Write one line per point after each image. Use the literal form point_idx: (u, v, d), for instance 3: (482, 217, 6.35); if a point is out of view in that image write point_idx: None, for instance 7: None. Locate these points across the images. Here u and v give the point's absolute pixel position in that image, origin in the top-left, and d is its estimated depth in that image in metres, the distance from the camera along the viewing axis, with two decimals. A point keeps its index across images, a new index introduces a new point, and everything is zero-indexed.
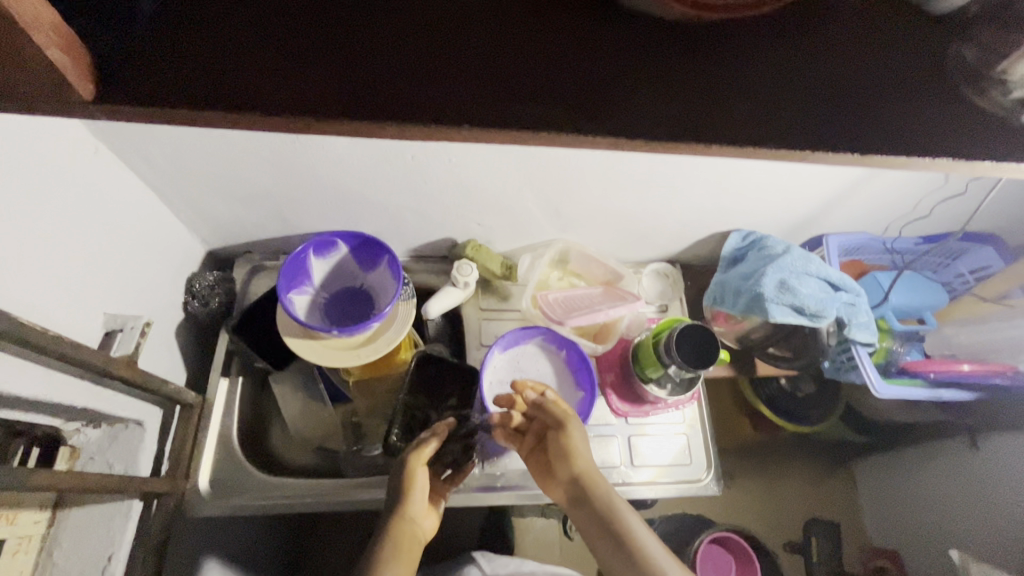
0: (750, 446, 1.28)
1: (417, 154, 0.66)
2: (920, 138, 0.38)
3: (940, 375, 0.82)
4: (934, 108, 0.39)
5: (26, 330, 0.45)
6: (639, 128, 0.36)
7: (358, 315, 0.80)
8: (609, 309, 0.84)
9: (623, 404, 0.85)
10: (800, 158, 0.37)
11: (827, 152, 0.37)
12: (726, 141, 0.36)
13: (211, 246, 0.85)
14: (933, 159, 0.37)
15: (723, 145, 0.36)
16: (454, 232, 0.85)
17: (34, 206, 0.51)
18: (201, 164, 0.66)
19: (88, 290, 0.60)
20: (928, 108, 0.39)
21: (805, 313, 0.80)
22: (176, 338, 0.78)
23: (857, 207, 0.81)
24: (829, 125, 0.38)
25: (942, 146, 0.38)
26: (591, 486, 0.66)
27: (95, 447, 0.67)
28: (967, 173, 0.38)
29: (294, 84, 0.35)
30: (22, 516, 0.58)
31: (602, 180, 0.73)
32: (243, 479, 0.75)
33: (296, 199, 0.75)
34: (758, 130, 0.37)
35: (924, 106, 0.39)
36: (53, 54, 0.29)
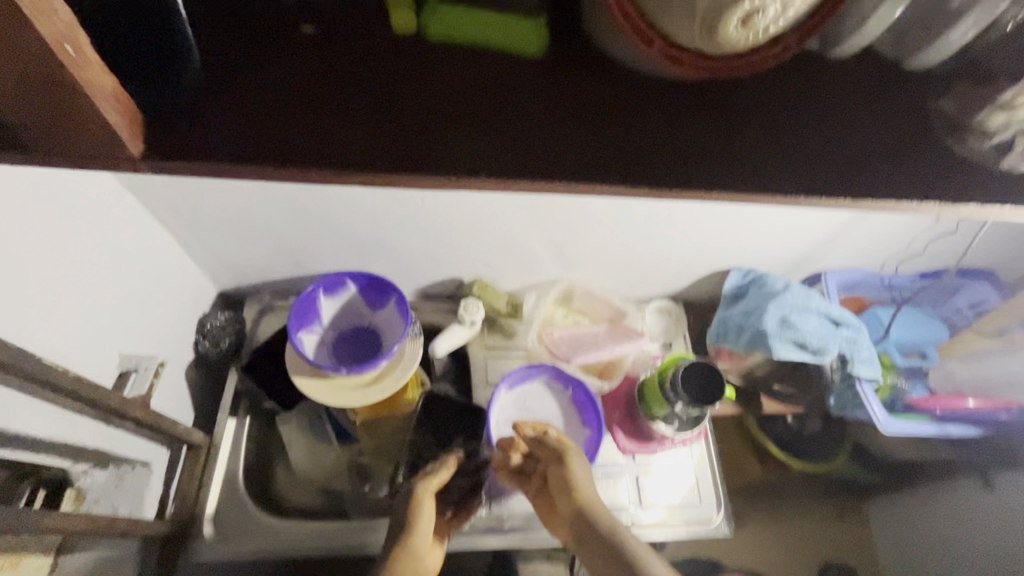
0: (760, 486, 1.25)
1: (428, 197, 0.69)
2: (911, 183, 0.40)
3: (948, 410, 0.83)
4: (922, 156, 0.42)
5: (49, 371, 0.46)
6: (646, 176, 0.39)
7: (362, 354, 0.80)
8: (614, 346, 0.88)
9: (630, 443, 0.84)
10: (798, 204, 0.40)
11: (824, 198, 0.39)
12: (727, 188, 0.39)
13: (224, 287, 0.87)
14: (924, 204, 0.40)
15: (725, 192, 0.39)
16: (461, 272, 0.88)
17: (61, 250, 0.54)
18: (221, 208, 0.69)
19: (105, 332, 0.61)
20: (916, 156, 0.42)
21: (808, 350, 0.81)
22: (185, 378, 0.78)
23: (853, 245, 0.83)
24: (824, 172, 0.40)
25: (932, 191, 0.40)
26: (593, 514, 0.66)
27: (102, 489, 0.64)
28: (958, 216, 0.40)
29: (322, 139, 0.38)
30: (25, 561, 0.55)
31: (605, 221, 0.75)
32: (247, 522, 0.74)
33: (308, 241, 0.77)
34: (755, 179, 0.39)
35: (912, 154, 0.42)
36: (108, 115, 0.32)
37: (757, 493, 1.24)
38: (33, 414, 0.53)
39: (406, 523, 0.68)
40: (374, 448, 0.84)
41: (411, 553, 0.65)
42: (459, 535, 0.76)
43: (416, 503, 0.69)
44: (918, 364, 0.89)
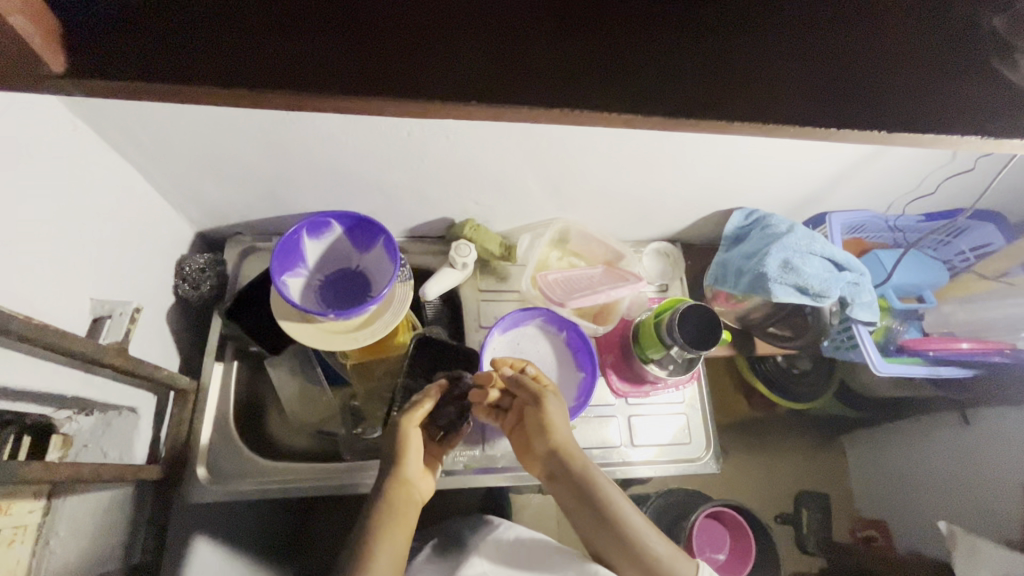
0: (746, 422, 1.29)
1: (414, 130, 0.64)
2: (948, 114, 0.37)
3: (940, 353, 0.82)
4: (963, 83, 0.37)
5: (10, 320, 0.43)
6: (655, 104, 0.34)
7: (353, 298, 0.78)
8: (609, 290, 0.82)
9: (623, 385, 0.85)
10: (822, 137, 0.36)
11: (851, 131, 0.35)
12: (743, 118, 0.35)
13: (201, 227, 0.82)
14: (960, 138, 0.36)
15: (741, 123, 0.35)
16: (452, 211, 0.83)
17: (13, 188, 0.49)
18: (187, 141, 0.63)
19: (73, 275, 0.58)
20: (957, 83, 0.38)
21: (809, 293, 0.79)
22: (167, 322, 0.76)
23: (862, 184, 0.79)
24: (854, 101, 0.36)
25: (970, 124, 0.36)
26: (570, 458, 0.66)
27: (89, 435, 0.63)
28: (995, 152, 0.37)
29: (284, 56, 0.33)
30: (17, 507, 0.54)
31: (605, 158, 0.71)
32: (241, 464, 0.74)
33: (287, 178, 0.72)
34: (776, 108, 0.35)
35: (952, 81, 0.38)
36: (18, 22, 0.27)
37: (742, 429, 1.28)
38: (4, 363, 0.50)
39: (395, 455, 0.66)
40: (367, 390, 0.84)
41: (404, 483, 0.65)
42: (454, 474, 0.77)
43: (402, 436, 0.67)
44: (915, 308, 0.87)
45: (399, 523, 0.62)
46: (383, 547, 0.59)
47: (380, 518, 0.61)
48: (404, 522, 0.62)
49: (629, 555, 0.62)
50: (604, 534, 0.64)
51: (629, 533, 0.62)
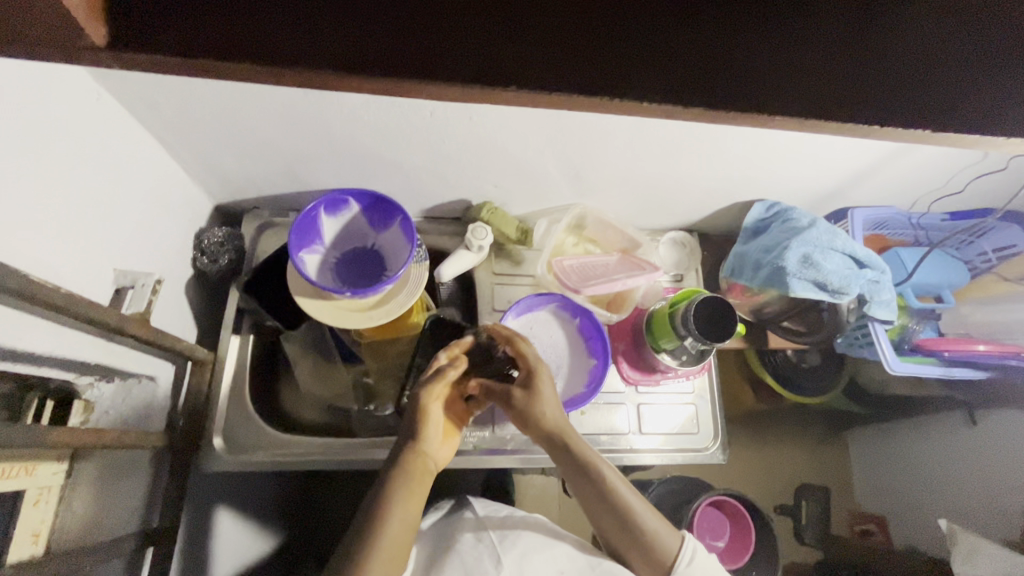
0: (752, 414, 1.29)
1: (437, 110, 0.63)
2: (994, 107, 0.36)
3: (955, 354, 0.81)
4: (1014, 82, 0.36)
5: (36, 289, 0.43)
6: (696, 96, 0.34)
7: (369, 277, 0.79)
8: (626, 279, 0.81)
9: (634, 372, 0.85)
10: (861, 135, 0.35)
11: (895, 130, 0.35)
12: (786, 113, 0.34)
13: (219, 200, 0.82)
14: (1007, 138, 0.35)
15: (783, 118, 0.34)
16: (469, 193, 0.83)
17: (41, 157, 0.49)
18: (210, 114, 0.62)
19: (95, 244, 0.58)
20: (1007, 82, 0.36)
21: (827, 289, 0.78)
22: (185, 294, 0.76)
23: (889, 180, 0.78)
24: (898, 98, 0.35)
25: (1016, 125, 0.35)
26: (563, 437, 0.65)
27: (110, 402, 0.64)
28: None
29: (320, 35, 0.32)
30: (40, 469, 0.57)
31: (628, 145, 0.70)
32: (257, 435, 0.76)
33: (307, 155, 0.72)
34: (817, 104, 0.35)
35: (1002, 79, 0.36)
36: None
37: (748, 420, 1.28)
38: (30, 331, 0.51)
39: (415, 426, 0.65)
40: (381, 367, 0.84)
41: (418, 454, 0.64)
42: (463, 454, 0.78)
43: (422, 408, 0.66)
44: (932, 308, 0.86)
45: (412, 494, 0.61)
46: (393, 517, 0.59)
47: (391, 488, 0.61)
48: (413, 493, 0.61)
49: (622, 530, 0.63)
50: (597, 509, 0.64)
51: (622, 510, 0.63)
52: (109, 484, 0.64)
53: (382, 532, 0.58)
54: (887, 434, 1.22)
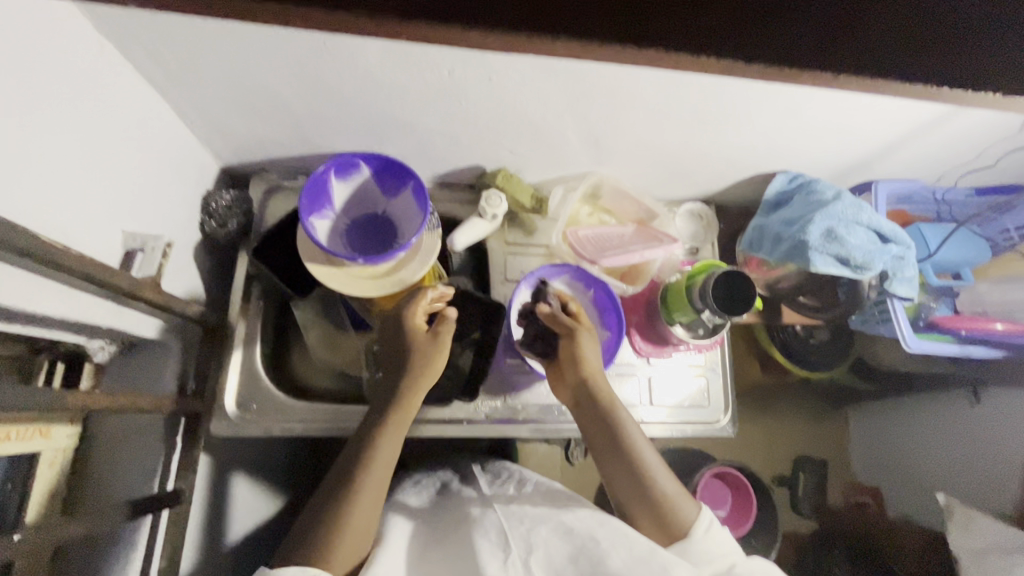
0: (757, 389, 1.28)
1: (456, 69, 0.60)
2: None
3: (973, 332, 0.81)
4: None
5: (49, 249, 0.42)
6: None
7: (381, 244, 0.77)
8: (643, 250, 0.81)
9: (647, 345, 0.84)
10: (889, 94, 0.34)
11: None
12: None
13: (226, 162, 0.80)
14: None
15: None
16: (484, 158, 0.80)
17: (40, 109, 0.47)
18: (218, 69, 0.60)
19: (102, 203, 0.56)
20: None
21: (849, 265, 0.77)
22: (193, 257, 0.75)
23: (917, 152, 0.76)
24: None
25: None
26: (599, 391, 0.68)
27: (119, 367, 0.65)
28: None
29: None
30: (54, 431, 0.59)
31: (651, 109, 0.67)
32: (269, 402, 0.75)
33: (318, 115, 0.69)
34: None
35: None
36: None
37: (752, 395, 1.28)
38: (42, 293, 0.50)
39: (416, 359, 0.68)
40: None
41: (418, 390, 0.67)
42: (475, 423, 0.78)
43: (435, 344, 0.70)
44: (950, 285, 0.85)
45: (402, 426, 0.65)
46: (385, 440, 0.63)
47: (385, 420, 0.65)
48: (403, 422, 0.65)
49: (633, 484, 0.62)
50: (613, 461, 0.64)
51: (637, 461, 0.63)
52: (120, 447, 0.65)
53: (376, 458, 0.62)
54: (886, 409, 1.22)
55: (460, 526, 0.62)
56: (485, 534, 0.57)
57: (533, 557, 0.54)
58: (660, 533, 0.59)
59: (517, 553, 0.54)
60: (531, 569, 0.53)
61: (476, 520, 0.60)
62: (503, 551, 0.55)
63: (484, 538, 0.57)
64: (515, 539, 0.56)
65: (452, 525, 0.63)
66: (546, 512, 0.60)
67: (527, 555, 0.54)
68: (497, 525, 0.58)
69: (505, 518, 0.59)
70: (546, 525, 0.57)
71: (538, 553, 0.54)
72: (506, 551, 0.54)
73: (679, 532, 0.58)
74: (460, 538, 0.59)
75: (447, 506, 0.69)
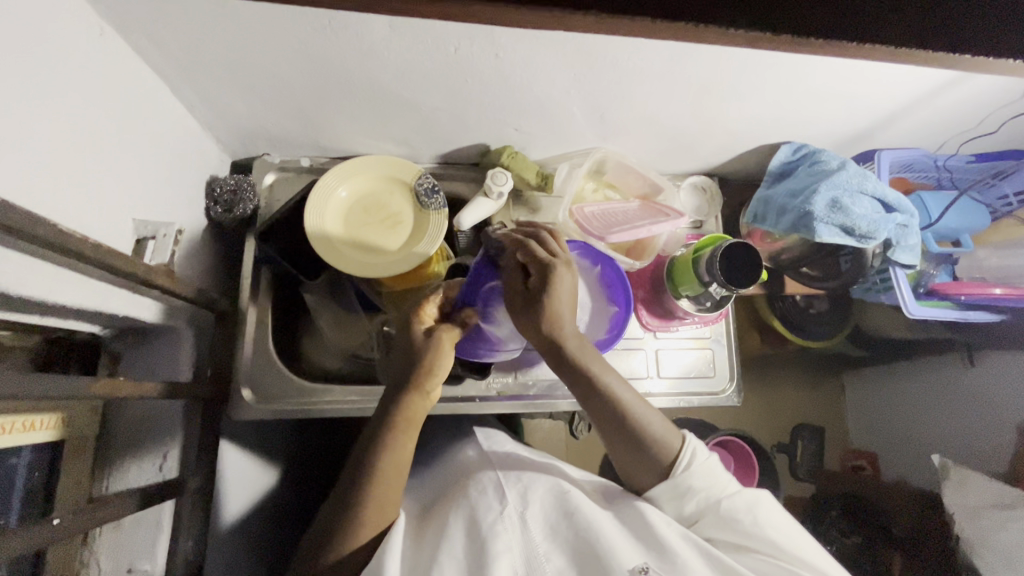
0: (757, 359, 1.30)
1: (461, 46, 0.60)
2: None
3: (971, 297, 0.82)
4: None
5: (68, 239, 0.42)
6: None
7: (406, 240, 0.75)
8: (651, 225, 0.79)
9: (653, 319, 0.86)
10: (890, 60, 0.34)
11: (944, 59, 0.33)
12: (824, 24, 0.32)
13: (228, 146, 0.79)
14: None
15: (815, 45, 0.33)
16: (489, 136, 0.80)
17: (45, 96, 0.46)
18: (218, 51, 0.59)
19: (109, 193, 0.56)
20: None
21: (853, 234, 0.78)
22: (202, 243, 0.75)
23: (921, 120, 0.76)
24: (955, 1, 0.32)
25: None
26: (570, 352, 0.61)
27: (134, 356, 0.67)
28: None
29: None
30: (74, 418, 0.61)
31: (658, 82, 0.67)
32: (283, 384, 0.75)
33: (322, 97, 0.69)
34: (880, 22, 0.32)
35: None
36: None
37: (752, 365, 1.30)
38: (59, 283, 0.50)
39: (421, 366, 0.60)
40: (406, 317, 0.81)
41: (425, 396, 0.60)
42: (487, 399, 0.80)
43: (437, 345, 0.62)
44: (951, 251, 0.86)
45: (417, 416, 0.59)
46: (404, 425, 0.58)
47: (390, 431, 0.57)
48: (410, 433, 0.58)
49: (631, 439, 0.62)
50: (606, 419, 0.62)
51: (633, 418, 0.61)
52: (142, 432, 0.66)
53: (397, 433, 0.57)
54: (883, 376, 1.24)
55: (459, 487, 0.62)
56: (481, 491, 0.58)
57: (528, 509, 0.55)
58: (643, 460, 0.62)
59: (513, 505, 0.55)
60: (527, 523, 0.54)
61: (473, 480, 0.61)
62: (497, 503, 0.56)
63: (480, 493, 0.57)
64: (511, 495, 0.57)
65: (451, 489, 0.64)
66: (542, 475, 0.61)
67: (524, 507, 0.55)
68: (494, 482, 0.59)
69: (502, 476, 0.60)
70: (541, 485, 0.59)
71: (535, 506, 0.56)
72: (502, 503, 0.55)
73: (672, 470, 0.61)
74: (456, 499, 0.59)
75: (449, 474, 0.69)
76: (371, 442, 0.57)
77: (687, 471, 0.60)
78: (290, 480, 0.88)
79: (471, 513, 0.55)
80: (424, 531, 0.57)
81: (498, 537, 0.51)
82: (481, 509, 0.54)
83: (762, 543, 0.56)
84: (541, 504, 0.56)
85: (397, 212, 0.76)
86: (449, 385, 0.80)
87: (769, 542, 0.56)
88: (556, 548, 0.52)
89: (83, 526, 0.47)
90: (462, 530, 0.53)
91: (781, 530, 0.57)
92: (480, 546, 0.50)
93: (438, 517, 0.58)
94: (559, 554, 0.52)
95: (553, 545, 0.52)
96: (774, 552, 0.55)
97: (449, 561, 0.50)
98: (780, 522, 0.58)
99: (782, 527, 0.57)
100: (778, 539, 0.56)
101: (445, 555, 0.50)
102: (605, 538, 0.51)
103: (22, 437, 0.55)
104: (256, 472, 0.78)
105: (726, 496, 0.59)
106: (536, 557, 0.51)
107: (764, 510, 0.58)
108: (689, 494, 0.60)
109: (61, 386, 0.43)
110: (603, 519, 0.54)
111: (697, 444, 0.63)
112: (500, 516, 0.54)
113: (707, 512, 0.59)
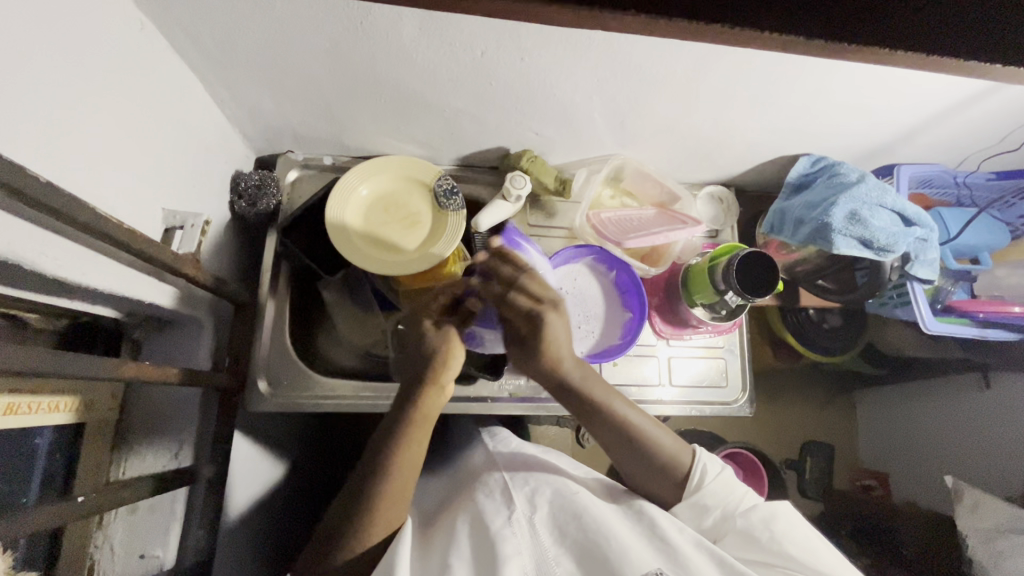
0: (767, 374, 1.28)
1: (487, 49, 0.61)
2: None
3: (990, 315, 0.82)
4: None
5: (103, 223, 0.43)
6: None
7: (425, 240, 0.75)
8: (668, 232, 0.80)
9: (666, 327, 0.86)
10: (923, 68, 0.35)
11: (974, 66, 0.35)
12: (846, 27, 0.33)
13: (254, 143, 0.81)
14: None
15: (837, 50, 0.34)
16: (508, 140, 0.81)
17: (85, 87, 0.48)
18: (253, 49, 0.61)
19: (140, 184, 0.57)
20: None
21: (872, 247, 0.78)
22: (224, 236, 0.77)
23: (943, 135, 0.76)
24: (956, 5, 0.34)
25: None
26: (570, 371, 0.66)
27: (155, 343, 0.69)
28: None
29: None
30: (95, 402, 0.62)
31: (679, 91, 0.68)
32: (298, 377, 0.76)
33: (348, 97, 0.70)
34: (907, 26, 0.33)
35: None
36: None
37: (763, 378, 1.28)
38: (90, 267, 0.51)
39: (435, 361, 0.63)
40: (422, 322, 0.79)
41: (439, 391, 0.62)
42: (499, 401, 0.80)
43: (448, 346, 0.64)
44: (968, 268, 0.85)
45: (429, 416, 0.60)
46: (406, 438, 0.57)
47: (406, 427, 0.58)
48: (424, 427, 0.59)
49: (643, 463, 0.63)
50: (616, 442, 0.65)
51: (642, 439, 0.63)
52: (159, 420, 0.68)
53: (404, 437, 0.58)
54: (897, 395, 1.22)
55: (466, 492, 0.62)
56: (489, 496, 0.58)
57: (536, 514, 0.55)
58: (654, 479, 0.63)
59: (522, 510, 0.55)
60: (535, 527, 0.53)
61: (482, 484, 0.61)
62: (505, 509, 0.55)
63: (488, 499, 0.57)
64: (519, 500, 0.57)
65: (459, 494, 0.64)
66: (547, 476, 0.62)
67: (531, 512, 0.55)
68: (501, 489, 0.59)
69: (510, 480, 0.60)
70: (549, 489, 0.59)
71: (542, 511, 0.55)
72: (510, 508, 0.55)
73: (688, 483, 0.61)
74: (464, 503, 0.59)
75: (457, 477, 0.70)
76: (384, 438, 0.58)
77: (701, 485, 0.61)
78: (295, 475, 0.88)
79: (481, 516, 0.55)
80: (431, 538, 0.57)
81: (507, 540, 0.50)
82: (489, 514, 0.54)
83: (784, 559, 0.54)
84: (549, 507, 0.56)
85: (416, 212, 0.77)
86: (460, 385, 0.80)
87: (784, 558, 0.54)
88: (566, 552, 0.51)
89: (105, 505, 0.48)
90: (469, 536, 0.53)
91: (802, 542, 0.55)
92: (487, 546, 0.50)
93: (448, 520, 0.58)
94: (569, 557, 0.51)
95: (563, 549, 0.52)
96: (790, 564, 0.54)
97: (460, 566, 0.49)
98: (799, 537, 0.56)
99: (803, 538, 0.56)
100: (798, 551, 0.54)
101: (453, 560, 0.50)
102: (613, 540, 0.51)
103: (48, 419, 0.56)
104: (263, 465, 0.79)
105: (740, 512, 0.58)
106: (546, 562, 0.50)
107: (783, 523, 0.57)
108: (705, 510, 0.60)
109: (90, 367, 0.44)
110: (613, 524, 0.54)
111: (709, 457, 0.64)
112: (508, 520, 0.53)
113: (725, 531, 0.58)
